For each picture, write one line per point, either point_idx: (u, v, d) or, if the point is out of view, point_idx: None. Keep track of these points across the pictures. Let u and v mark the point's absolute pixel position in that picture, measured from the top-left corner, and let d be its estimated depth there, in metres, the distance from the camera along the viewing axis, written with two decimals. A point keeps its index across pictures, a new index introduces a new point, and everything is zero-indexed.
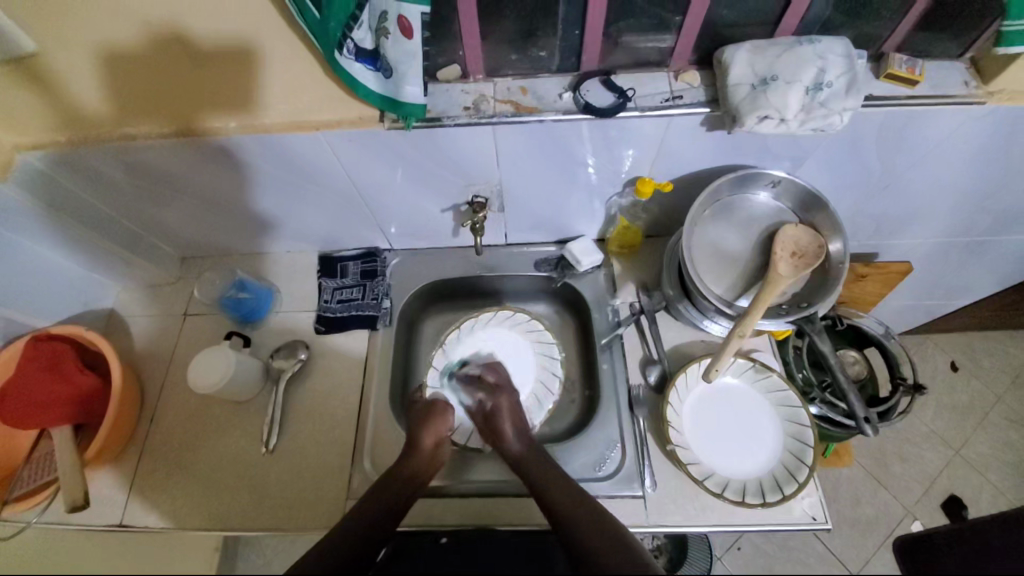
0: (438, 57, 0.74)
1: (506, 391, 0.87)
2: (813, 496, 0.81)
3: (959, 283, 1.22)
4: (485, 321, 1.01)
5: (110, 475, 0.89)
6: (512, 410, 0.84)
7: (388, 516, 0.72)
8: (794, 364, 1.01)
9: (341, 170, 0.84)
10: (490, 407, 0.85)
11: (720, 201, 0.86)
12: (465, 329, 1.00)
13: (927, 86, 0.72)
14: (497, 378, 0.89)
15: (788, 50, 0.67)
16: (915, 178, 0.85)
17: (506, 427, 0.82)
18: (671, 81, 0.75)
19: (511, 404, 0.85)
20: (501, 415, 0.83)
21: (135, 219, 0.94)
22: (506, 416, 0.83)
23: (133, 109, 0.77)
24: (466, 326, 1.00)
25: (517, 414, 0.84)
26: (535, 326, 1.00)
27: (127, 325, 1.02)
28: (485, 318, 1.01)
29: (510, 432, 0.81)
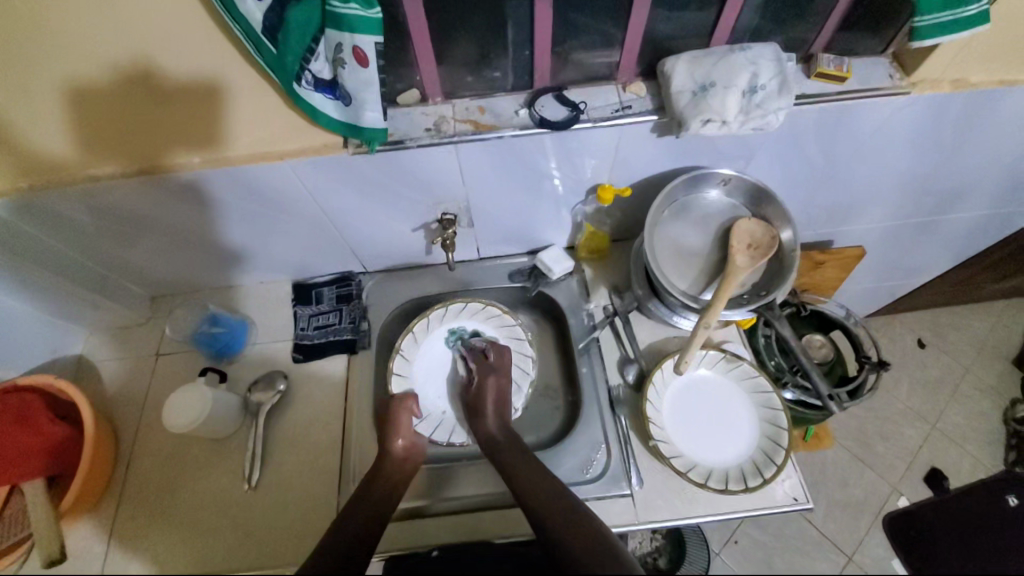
0: (397, 82, 0.76)
1: (498, 373, 0.91)
2: (793, 478, 0.83)
3: (913, 263, 1.29)
4: (440, 317, 1.00)
5: (87, 526, 0.85)
6: (497, 391, 0.89)
7: (370, 522, 0.72)
8: (764, 353, 1.05)
9: (309, 198, 0.85)
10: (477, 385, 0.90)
11: (678, 202, 0.90)
12: (451, 312, 1.00)
13: (855, 82, 0.78)
14: (495, 360, 0.93)
15: (723, 58, 0.72)
16: (856, 167, 0.91)
17: (488, 408, 0.87)
18: (619, 92, 0.79)
19: (502, 386, 0.90)
20: (486, 392, 0.88)
21: (100, 261, 0.92)
22: (490, 394, 0.88)
23: (92, 151, 0.76)
24: (454, 307, 1.00)
25: (503, 390, 0.89)
26: (497, 312, 1.00)
27: (97, 370, 0.99)
28: (472, 306, 1.00)
29: (490, 412, 0.86)
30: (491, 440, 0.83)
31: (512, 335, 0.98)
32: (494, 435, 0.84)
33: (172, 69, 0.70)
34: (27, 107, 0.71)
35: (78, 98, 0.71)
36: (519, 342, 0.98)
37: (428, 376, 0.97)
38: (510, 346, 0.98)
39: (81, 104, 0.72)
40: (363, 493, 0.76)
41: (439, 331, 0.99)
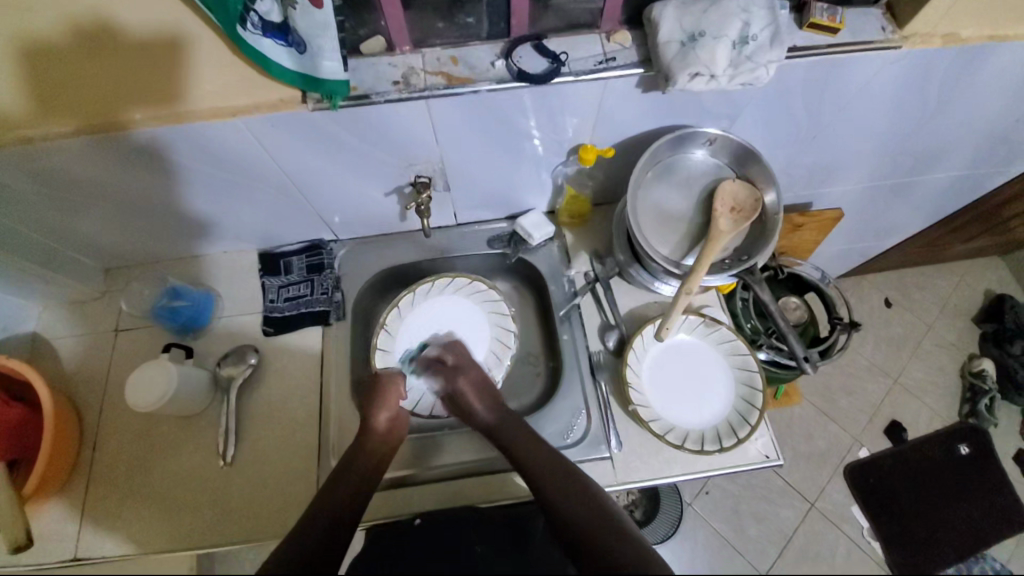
0: (359, 28, 0.69)
1: (467, 372, 0.85)
2: (766, 435, 0.86)
3: (887, 224, 1.31)
4: (427, 291, 0.97)
5: (56, 508, 0.82)
6: (474, 383, 0.84)
7: (355, 498, 0.72)
8: (741, 316, 1.06)
9: (269, 159, 0.78)
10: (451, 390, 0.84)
11: (661, 163, 0.87)
12: (436, 285, 0.97)
13: (847, 34, 0.74)
14: (461, 361, 0.86)
15: (713, 5, 0.67)
16: (842, 126, 0.89)
17: (472, 403, 0.82)
18: (603, 42, 0.73)
19: (477, 381, 0.84)
20: (466, 395, 0.82)
21: (41, 232, 0.84)
22: (472, 396, 0.82)
23: (12, 106, 0.68)
24: (439, 281, 0.97)
25: (483, 385, 0.84)
26: (482, 286, 0.98)
27: (50, 349, 0.93)
28: (458, 281, 0.98)
29: (479, 410, 0.81)
30: (488, 426, 0.80)
31: (498, 310, 0.97)
32: (489, 423, 0.80)
33: (126, 21, 0.68)
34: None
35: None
36: (503, 318, 0.96)
37: (413, 351, 0.94)
38: (494, 323, 0.96)
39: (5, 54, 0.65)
40: (342, 469, 0.74)
41: (428, 303, 0.97)
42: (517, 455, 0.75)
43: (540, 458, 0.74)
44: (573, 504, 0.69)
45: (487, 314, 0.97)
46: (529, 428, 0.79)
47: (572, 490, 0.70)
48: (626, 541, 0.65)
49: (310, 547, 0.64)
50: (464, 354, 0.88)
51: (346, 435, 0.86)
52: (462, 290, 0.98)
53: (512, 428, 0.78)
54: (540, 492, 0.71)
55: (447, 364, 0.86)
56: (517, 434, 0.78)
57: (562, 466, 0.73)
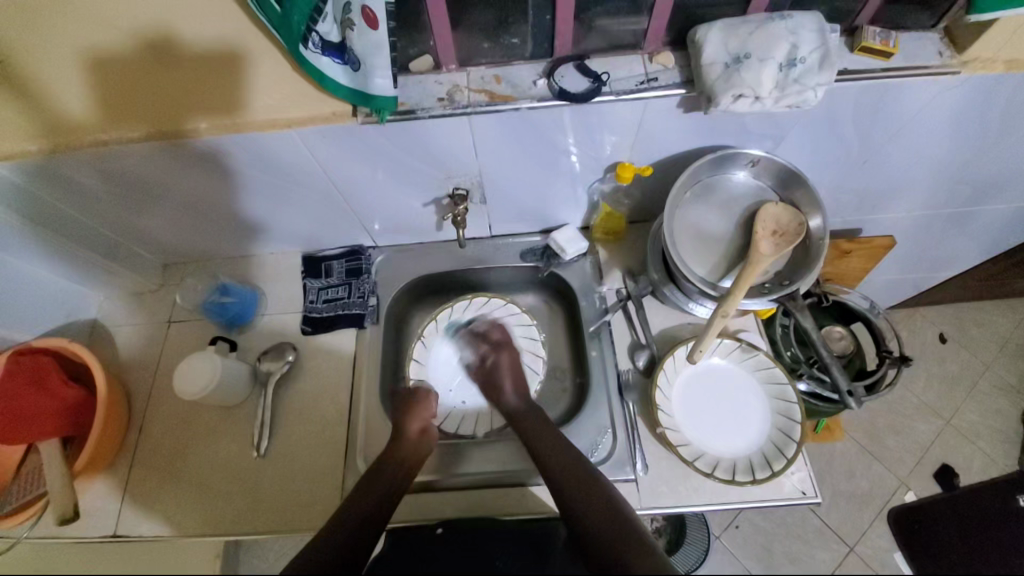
0: (409, 48, 0.73)
1: (506, 351, 0.91)
2: (803, 471, 0.82)
3: (944, 255, 1.23)
4: (463, 308, 0.99)
5: (101, 485, 0.88)
6: (511, 366, 0.90)
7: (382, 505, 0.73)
8: (781, 342, 1.02)
9: (319, 168, 0.83)
10: (492, 361, 0.90)
11: (700, 183, 0.86)
12: (471, 304, 0.99)
13: (900, 58, 0.72)
14: (498, 338, 0.93)
15: (760, 27, 0.66)
16: (894, 152, 0.85)
17: (506, 383, 0.88)
18: (645, 63, 0.74)
19: (512, 362, 0.90)
20: (501, 371, 0.89)
21: (112, 227, 0.92)
22: (507, 373, 0.89)
23: (98, 114, 0.75)
24: (475, 300, 0.99)
25: (517, 367, 0.90)
26: (515, 309, 0.98)
27: (112, 335, 1.01)
28: (492, 302, 0.99)
29: (507, 390, 0.87)
30: (513, 413, 0.85)
31: (528, 334, 0.97)
32: (514, 408, 0.85)
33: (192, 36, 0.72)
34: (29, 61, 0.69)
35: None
36: (533, 342, 0.97)
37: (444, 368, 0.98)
38: (523, 347, 0.97)
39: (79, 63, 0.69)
40: (374, 474, 0.76)
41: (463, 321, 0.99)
42: (546, 464, 0.76)
43: (564, 467, 0.75)
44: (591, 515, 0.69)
45: (517, 339, 0.97)
46: (551, 426, 0.82)
47: (590, 498, 0.71)
48: (645, 556, 0.64)
49: (333, 552, 0.67)
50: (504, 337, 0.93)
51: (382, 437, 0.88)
52: (495, 311, 0.99)
53: (535, 424, 0.82)
54: (563, 502, 0.72)
55: (493, 338, 0.93)
56: (546, 443, 0.78)
57: (586, 475, 0.74)
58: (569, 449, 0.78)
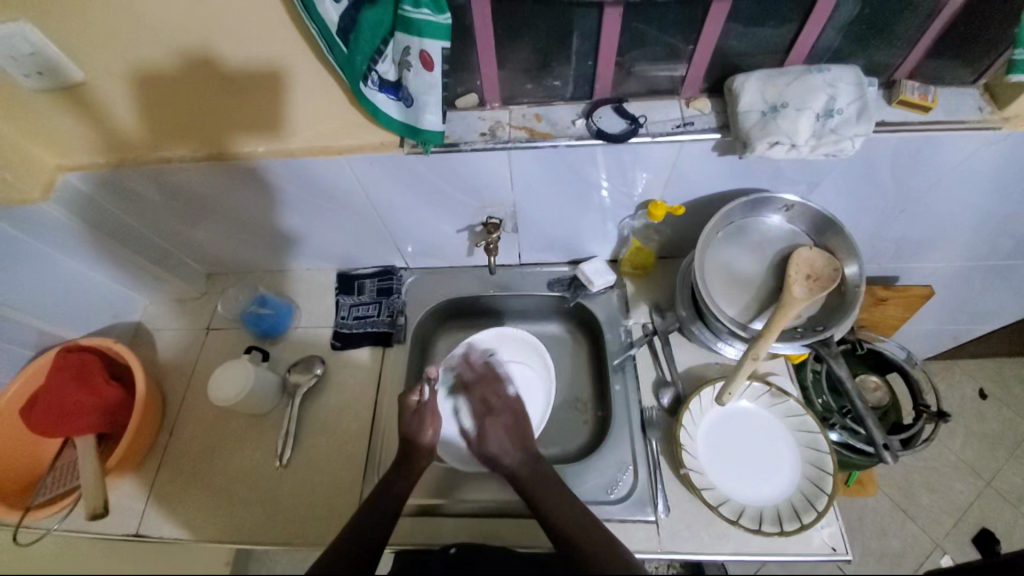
0: (456, 86, 0.76)
1: (500, 413, 0.86)
2: (833, 526, 0.78)
3: (986, 307, 1.19)
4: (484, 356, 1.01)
5: (129, 484, 0.91)
6: (508, 432, 0.83)
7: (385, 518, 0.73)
8: (812, 389, 0.99)
9: (362, 192, 0.87)
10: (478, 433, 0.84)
11: (733, 224, 0.86)
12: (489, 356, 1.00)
13: (939, 112, 0.72)
14: (492, 402, 0.88)
15: (799, 78, 0.68)
16: (931, 203, 0.84)
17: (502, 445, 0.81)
18: (681, 108, 0.76)
19: (512, 423, 0.84)
20: (495, 445, 0.82)
21: (167, 238, 0.99)
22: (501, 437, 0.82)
23: (165, 134, 0.82)
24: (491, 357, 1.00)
25: (516, 429, 0.83)
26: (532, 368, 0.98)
27: (153, 338, 1.06)
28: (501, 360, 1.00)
29: (505, 451, 0.81)
30: (514, 475, 0.78)
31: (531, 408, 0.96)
32: (515, 470, 0.79)
33: None
34: (108, 86, 0.75)
35: (149, 85, 0.75)
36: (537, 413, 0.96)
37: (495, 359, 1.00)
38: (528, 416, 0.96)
39: (154, 92, 0.76)
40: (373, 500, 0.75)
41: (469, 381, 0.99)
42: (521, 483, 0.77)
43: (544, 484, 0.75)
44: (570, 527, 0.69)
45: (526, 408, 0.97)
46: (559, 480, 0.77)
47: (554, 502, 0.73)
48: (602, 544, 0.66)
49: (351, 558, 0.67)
50: (502, 397, 0.88)
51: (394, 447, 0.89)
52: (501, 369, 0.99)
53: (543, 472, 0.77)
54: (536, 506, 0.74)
55: (484, 397, 0.89)
56: (540, 483, 0.76)
57: (554, 482, 0.75)
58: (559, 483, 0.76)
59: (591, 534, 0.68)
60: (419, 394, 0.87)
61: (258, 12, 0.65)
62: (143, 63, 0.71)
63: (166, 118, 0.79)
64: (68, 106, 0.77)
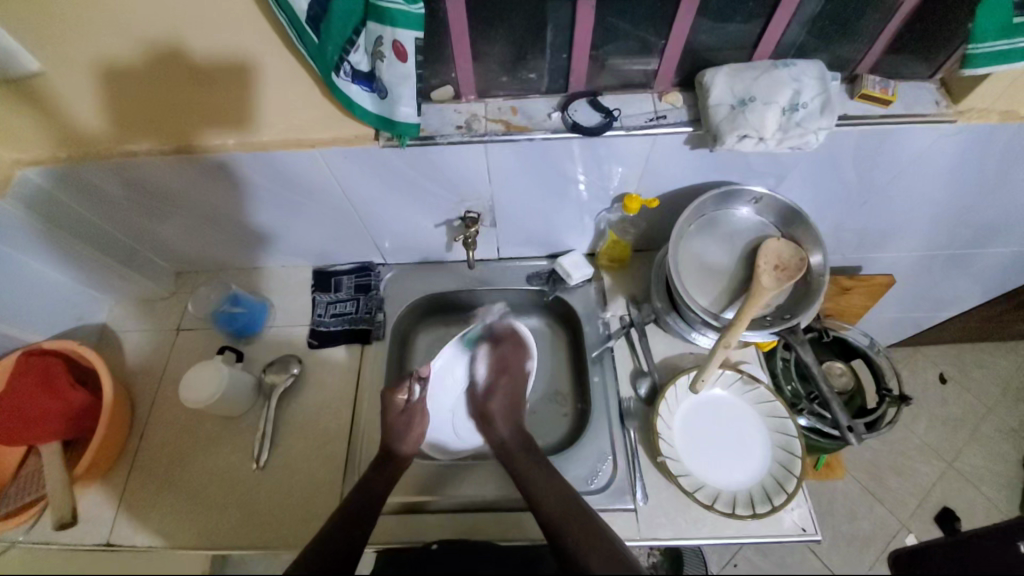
0: (431, 78, 0.76)
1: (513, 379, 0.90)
2: (803, 506, 0.81)
3: (944, 295, 1.25)
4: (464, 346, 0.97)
5: (98, 491, 0.88)
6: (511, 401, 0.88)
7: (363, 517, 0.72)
8: (782, 376, 1.02)
9: (337, 187, 0.86)
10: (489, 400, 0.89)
11: (704, 217, 0.88)
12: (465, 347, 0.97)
13: (900, 106, 0.75)
14: (512, 366, 0.91)
15: (766, 73, 0.70)
16: (892, 194, 0.88)
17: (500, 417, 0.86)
18: (654, 102, 0.78)
19: (513, 395, 0.89)
20: (495, 413, 0.87)
21: (131, 234, 0.96)
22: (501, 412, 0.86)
23: (128, 128, 0.79)
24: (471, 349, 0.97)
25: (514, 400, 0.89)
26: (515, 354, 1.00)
27: (119, 340, 1.02)
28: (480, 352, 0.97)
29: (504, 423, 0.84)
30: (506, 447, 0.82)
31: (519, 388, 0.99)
32: (505, 441, 0.83)
33: None
34: (64, 77, 0.72)
35: (109, 75, 0.71)
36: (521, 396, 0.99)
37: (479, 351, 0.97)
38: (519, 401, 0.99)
39: (115, 82, 0.72)
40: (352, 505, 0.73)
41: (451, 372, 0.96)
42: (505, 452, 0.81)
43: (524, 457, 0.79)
44: (548, 496, 0.73)
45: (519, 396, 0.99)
46: (542, 457, 0.80)
47: (536, 479, 0.76)
48: (573, 522, 0.68)
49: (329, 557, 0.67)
50: (521, 367, 0.92)
51: (372, 446, 0.88)
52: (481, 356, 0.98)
53: (531, 458, 0.79)
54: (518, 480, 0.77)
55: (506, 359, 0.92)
56: (534, 471, 0.77)
57: (534, 453, 0.80)
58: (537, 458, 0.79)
59: (587, 532, 0.67)
60: (406, 393, 0.86)
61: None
62: (100, 51, 0.68)
63: (128, 111, 0.76)
64: (20, 97, 0.74)
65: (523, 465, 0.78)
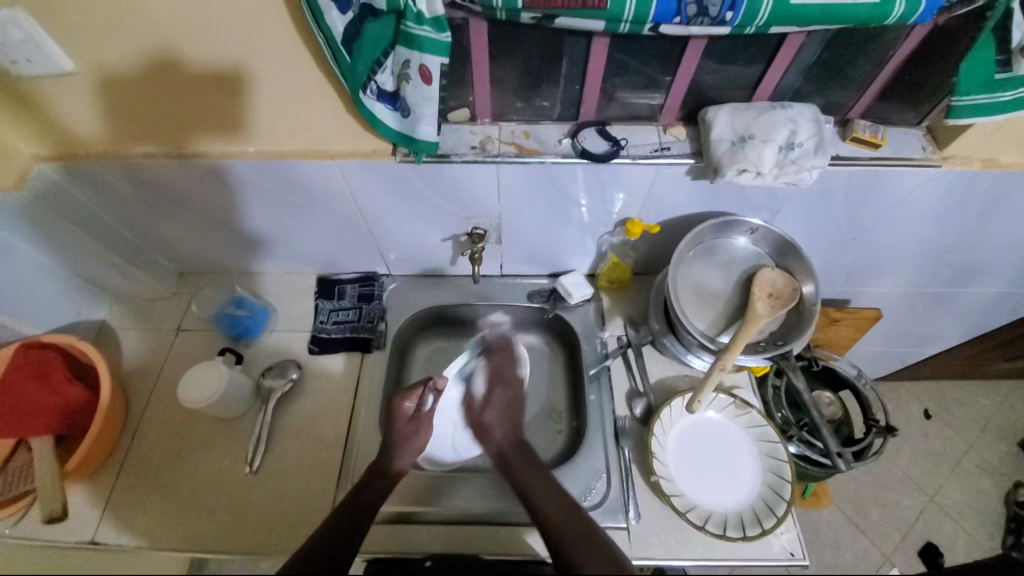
0: (449, 100, 0.79)
1: (508, 388, 0.90)
2: (792, 532, 0.82)
3: (928, 331, 1.29)
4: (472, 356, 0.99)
5: (86, 489, 0.86)
6: (505, 410, 0.87)
7: (355, 526, 0.71)
8: (772, 404, 1.05)
9: (349, 197, 0.88)
10: (488, 403, 0.88)
11: (702, 244, 0.92)
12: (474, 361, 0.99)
13: (888, 150, 0.80)
14: (507, 375, 0.91)
15: (765, 113, 0.74)
16: (880, 232, 0.93)
17: (498, 422, 0.85)
18: (659, 134, 0.82)
19: (511, 400, 0.88)
20: (488, 418, 0.86)
21: (139, 233, 0.97)
22: (501, 417, 0.86)
23: (149, 130, 0.81)
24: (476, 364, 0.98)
25: (510, 409, 0.87)
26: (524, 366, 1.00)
27: (118, 337, 1.02)
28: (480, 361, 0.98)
29: (498, 428, 0.85)
30: (501, 452, 0.82)
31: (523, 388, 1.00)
32: (503, 448, 0.82)
33: None
34: (96, 80, 0.74)
35: (138, 80, 0.74)
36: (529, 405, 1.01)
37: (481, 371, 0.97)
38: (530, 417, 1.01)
39: (145, 87, 0.75)
40: (344, 517, 0.72)
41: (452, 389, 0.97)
42: (500, 445, 0.83)
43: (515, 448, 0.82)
44: (541, 496, 0.74)
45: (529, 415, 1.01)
46: (536, 462, 0.80)
47: (538, 488, 0.75)
48: (573, 526, 0.69)
49: (320, 561, 0.66)
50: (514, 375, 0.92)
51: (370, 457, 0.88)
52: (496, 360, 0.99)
53: (532, 457, 0.80)
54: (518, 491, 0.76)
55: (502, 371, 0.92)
56: (530, 473, 0.77)
57: (533, 463, 0.79)
58: (535, 462, 0.80)
59: (583, 527, 0.69)
60: (415, 401, 0.87)
61: (259, 18, 0.66)
62: (134, 56, 0.71)
63: (153, 114, 0.78)
64: (49, 96, 0.76)
65: (522, 470, 0.78)
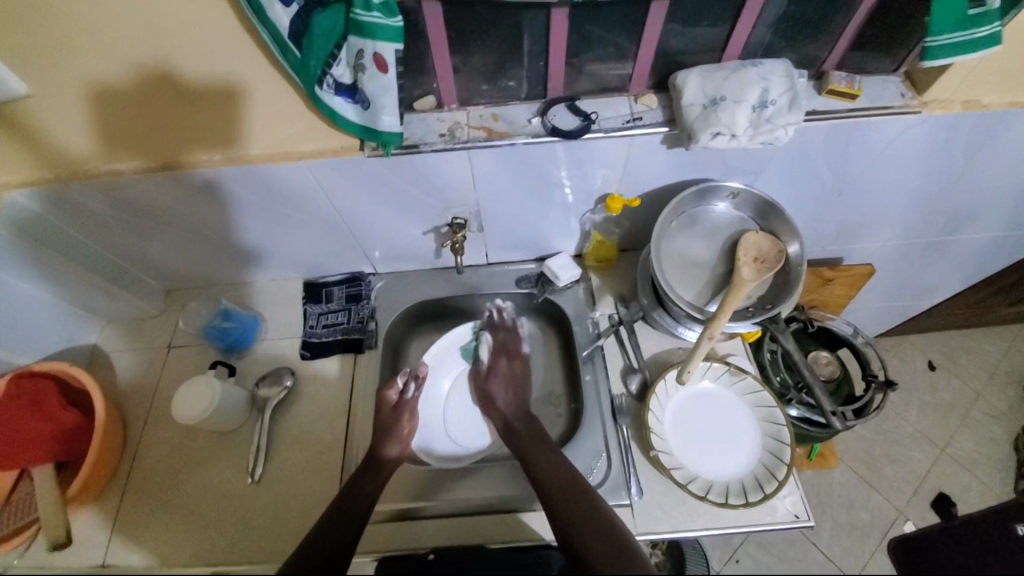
0: (414, 89, 0.77)
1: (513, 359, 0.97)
2: (796, 493, 0.82)
3: (926, 282, 1.28)
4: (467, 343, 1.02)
5: (92, 513, 0.87)
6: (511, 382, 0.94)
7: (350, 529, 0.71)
8: (770, 369, 1.04)
9: (324, 199, 0.87)
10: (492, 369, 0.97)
11: (684, 214, 0.91)
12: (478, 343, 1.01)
13: (865, 100, 0.78)
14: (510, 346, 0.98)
15: (734, 73, 0.72)
16: (866, 185, 0.91)
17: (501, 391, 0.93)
18: (630, 104, 0.80)
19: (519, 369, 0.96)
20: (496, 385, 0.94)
21: (120, 254, 0.96)
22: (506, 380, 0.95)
23: (114, 148, 0.79)
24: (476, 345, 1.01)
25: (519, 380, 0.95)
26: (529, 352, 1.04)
27: (110, 360, 1.02)
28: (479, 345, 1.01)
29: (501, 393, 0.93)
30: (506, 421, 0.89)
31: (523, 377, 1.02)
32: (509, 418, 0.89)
33: None
34: (53, 101, 0.73)
35: (97, 99, 0.73)
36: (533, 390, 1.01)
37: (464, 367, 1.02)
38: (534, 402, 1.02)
39: (103, 104, 0.73)
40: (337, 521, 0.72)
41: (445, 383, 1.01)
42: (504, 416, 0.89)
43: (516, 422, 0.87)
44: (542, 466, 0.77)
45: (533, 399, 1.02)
46: (546, 438, 0.83)
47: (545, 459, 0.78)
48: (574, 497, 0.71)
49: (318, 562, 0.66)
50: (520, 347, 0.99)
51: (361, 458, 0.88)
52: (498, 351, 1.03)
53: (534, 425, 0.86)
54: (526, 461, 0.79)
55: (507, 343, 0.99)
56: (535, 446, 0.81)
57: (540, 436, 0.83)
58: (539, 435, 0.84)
59: (595, 514, 0.69)
60: (397, 391, 0.91)
61: (207, 20, 0.64)
62: (88, 73, 0.69)
63: (115, 131, 0.77)
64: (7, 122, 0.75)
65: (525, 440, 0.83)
